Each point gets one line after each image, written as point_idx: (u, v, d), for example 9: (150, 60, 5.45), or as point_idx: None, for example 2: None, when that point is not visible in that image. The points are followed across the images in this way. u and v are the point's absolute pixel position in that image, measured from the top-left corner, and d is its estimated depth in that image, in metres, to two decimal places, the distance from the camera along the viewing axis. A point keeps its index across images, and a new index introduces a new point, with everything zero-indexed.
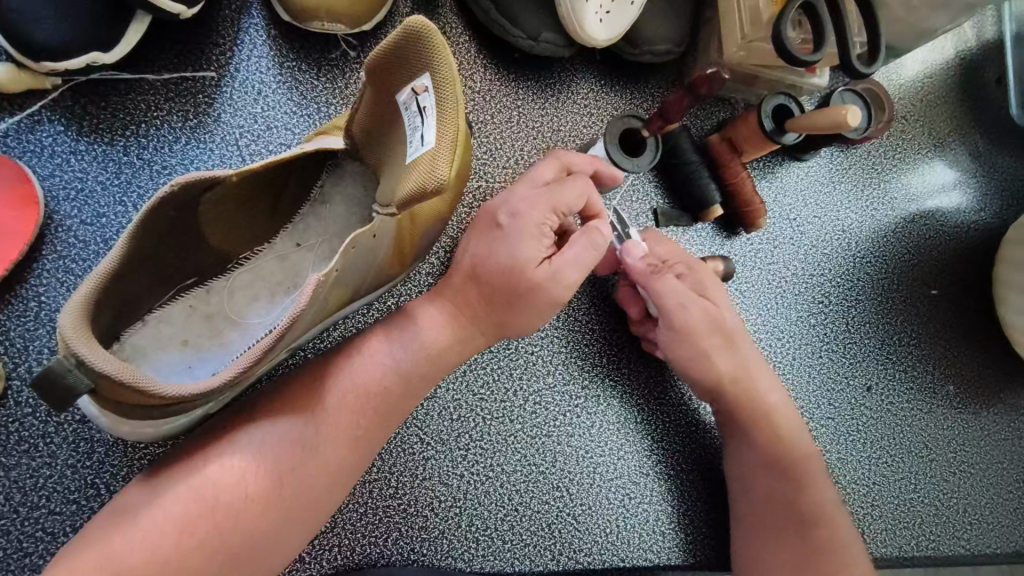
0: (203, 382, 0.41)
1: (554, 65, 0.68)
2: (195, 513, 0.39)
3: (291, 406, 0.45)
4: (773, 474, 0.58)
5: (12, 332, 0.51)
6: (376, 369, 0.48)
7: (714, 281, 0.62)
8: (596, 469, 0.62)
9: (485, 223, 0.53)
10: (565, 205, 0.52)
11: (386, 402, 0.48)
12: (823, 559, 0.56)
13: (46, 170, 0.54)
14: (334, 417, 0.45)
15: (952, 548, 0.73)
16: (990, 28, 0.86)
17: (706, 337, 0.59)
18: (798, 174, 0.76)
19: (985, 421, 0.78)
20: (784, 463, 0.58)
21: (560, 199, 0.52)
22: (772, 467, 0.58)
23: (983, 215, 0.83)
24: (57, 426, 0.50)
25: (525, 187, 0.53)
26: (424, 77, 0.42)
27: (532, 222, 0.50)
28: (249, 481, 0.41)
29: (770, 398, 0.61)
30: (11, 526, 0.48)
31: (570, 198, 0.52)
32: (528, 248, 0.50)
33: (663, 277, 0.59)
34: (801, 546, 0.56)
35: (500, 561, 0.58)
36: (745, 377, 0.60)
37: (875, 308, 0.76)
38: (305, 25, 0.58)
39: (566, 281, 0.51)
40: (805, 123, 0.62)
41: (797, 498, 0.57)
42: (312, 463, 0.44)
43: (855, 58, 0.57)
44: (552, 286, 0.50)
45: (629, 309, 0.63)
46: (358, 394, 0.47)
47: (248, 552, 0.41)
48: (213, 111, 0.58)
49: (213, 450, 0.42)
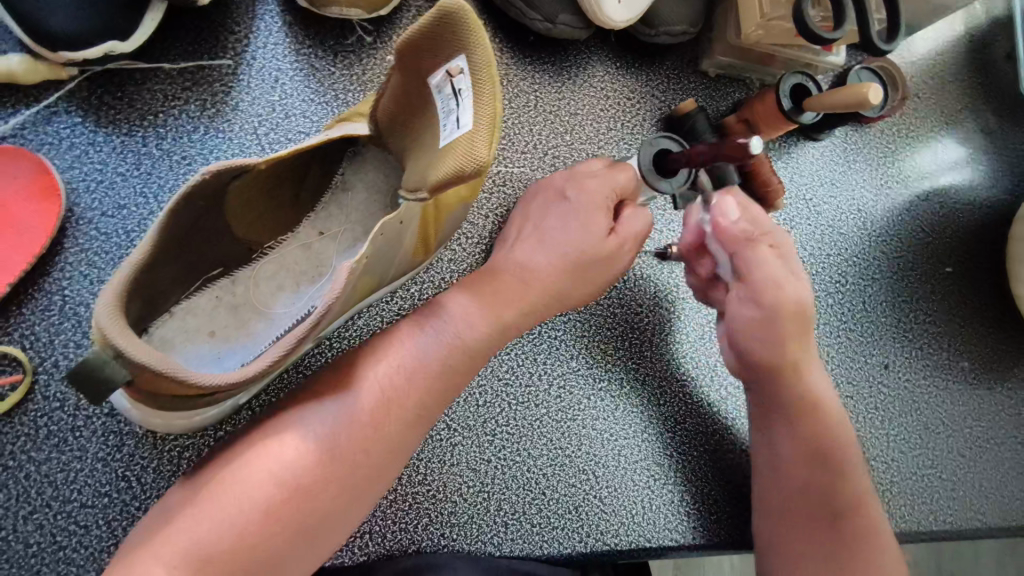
0: (237, 372, 0.41)
1: (569, 47, 0.68)
2: (260, 500, 0.38)
3: (338, 390, 0.44)
4: (805, 458, 0.58)
5: (36, 326, 0.50)
6: (415, 352, 0.47)
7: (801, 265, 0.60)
8: (621, 452, 0.63)
9: (540, 207, 0.57)
10: (622, 185, 0.57)
11: (432, 383, 0.47)
12: (852, 541, 0.55)
13: (64, 163, 0.53)
14: (382, 399, 0.44)
15: (970, 522, 0.73)
16: (999, 4, 0.86)
17: (790, 321, 0.57)
18: (813, 155, 0.76)
19: (999, 396, 0.78)
20: (814, 447, 0.58)
21: (618, 181, 0.57)
22: (807, 450, 0.58)
23: (995, 191, 0.83)
24: (85, 420, 0.50)
25: (579, 173, 0.58)
26: (459, 59, 0.42)
27: (591, 202, 0.55)
28: (301, 470, 0.40)
29: (811, 383, 0.59)
30: (43, 520, 0.48)
31: (626, 180, 0.58)
32: (596, 221, 0.54)
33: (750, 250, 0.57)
34: (831, 532, 0.56)
35: (529, 544, 0.58)
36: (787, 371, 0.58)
37: (891, 287, 0.77)
38: (321, 11, 0.58)
39: (624, 253, 0.56)
40: (825, 102, 0.62)
41: (831, 483, 0.57)
42: (365, 446, 0.42)
43: (875, 35, 0.57)
44: (619, 257, 0.55)
45: (701, 266, 0.64)
46: (399, 375, 0.46)
47: (306, 540, 0.40)
48: (230, 100, 0.57)
49: (263, 441, 0.41)
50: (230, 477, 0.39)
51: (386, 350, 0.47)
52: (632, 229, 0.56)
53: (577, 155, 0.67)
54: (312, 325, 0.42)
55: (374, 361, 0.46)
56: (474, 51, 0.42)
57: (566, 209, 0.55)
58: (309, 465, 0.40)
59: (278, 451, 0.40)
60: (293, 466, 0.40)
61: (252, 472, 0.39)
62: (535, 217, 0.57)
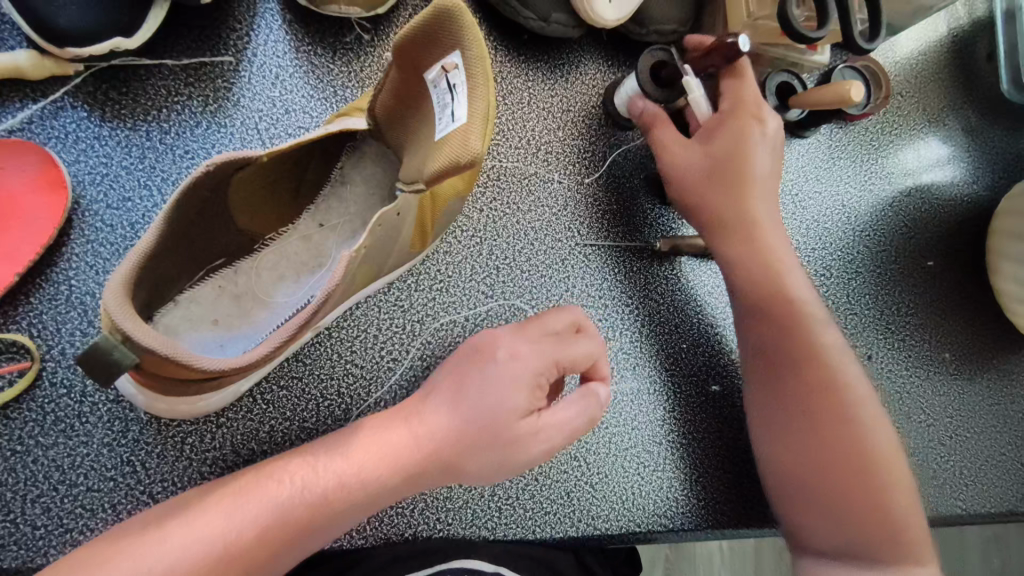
0: (240, 358, 0.43)
1: (561, 46, 0.70)
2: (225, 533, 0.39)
3: (297, 469, 0.43)
4: (780, 329, 0.60)
5: (43, 315, 0.52)
6: (384, 441, 0.45)
7: (751, 133, 0.62)
8: (612, 439, 0.64)
9: (486, 344, 0.48)
10: (571, 361, 0.49)
11: (392, 461, 0.44)
12: (840, 408, 0.58)
13: (70, 156, 0.54)
14: (338, 486, 0.42)
15: (951, 509, 0.76)
16: (981, 6, 0.89)
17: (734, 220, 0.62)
18: (799, 152, 0.78)
19: (980, 387, 0.81)
20: (782, 314, 0.60)
21: (566, 355, 0.49)
22: (779, 320, 0.60)
23: (976, 187, 0.86)
24: (91, 406, 0.52)
25: (537, 330, 0.50)
26: (454, 55, 0.44)
27: (529, 375, 0.46)
28: (264, 517, 0.40)
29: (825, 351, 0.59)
30: (50, 503, 0.50)
31: (578, 355, 0.50)
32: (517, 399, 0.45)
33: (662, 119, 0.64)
34: (816, 399, 0.58)
35: (522, 529, 0.60)
36: (749, 234, 0.61)
37: (874, 280, 0.79)
38: (321, 9, 0.59)
39: (542, 444, 0.47)
40: (808, 98, 0.65)
41: (806, 350, 0.59)
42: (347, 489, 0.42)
43: (857, 34, 0.59)
44: (527, 446, 0.46)
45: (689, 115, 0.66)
46: (358, 459, 0.44)
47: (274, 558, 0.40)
48: (232, 95, 0.59)
49: (227, 495, 0.41)
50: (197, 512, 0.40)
51: (341, 445, 0.45)
52: (557, 424, 0.47)
53: (569, 150, 0.69)
54: (317, 306, 0.44)
55: (326, 451, 0.44)
56: (468, 46, 0.43)
57: (507, 371, 0.46)
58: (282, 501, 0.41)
59: (241, 502, 0.40)
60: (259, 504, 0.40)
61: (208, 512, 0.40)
62: (469, 358, 0.48)
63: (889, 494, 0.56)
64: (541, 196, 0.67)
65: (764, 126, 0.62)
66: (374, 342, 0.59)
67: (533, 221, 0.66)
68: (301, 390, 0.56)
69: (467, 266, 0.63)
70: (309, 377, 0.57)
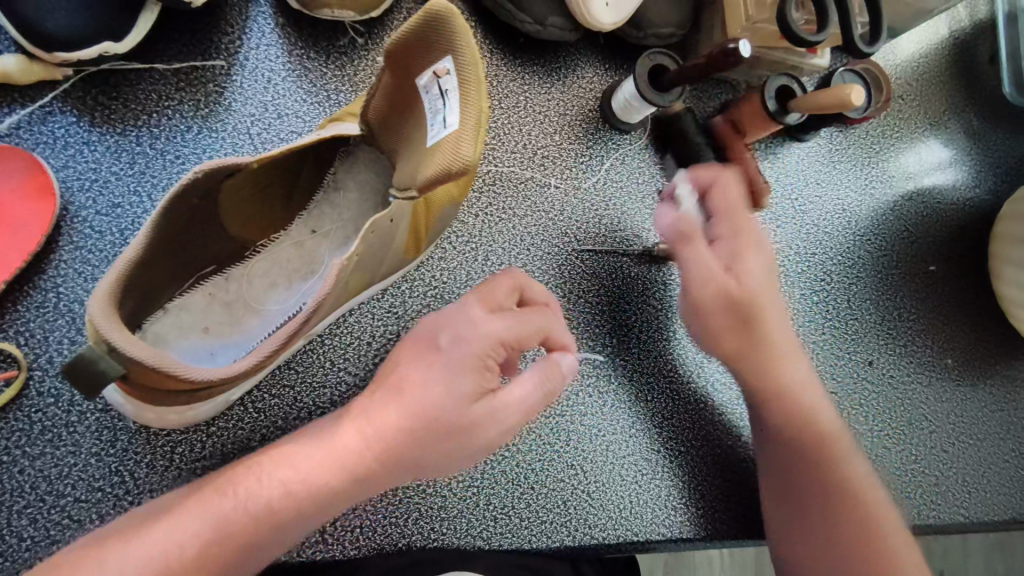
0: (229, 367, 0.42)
1: (558, 49, 0.69)
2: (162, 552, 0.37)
3: (238, 480, 0.40)
4: (788, 440, 0.59)
5: (30, 323, 0.51)
6: (330, 438, 0.42)
7: (759, 255, 0.60)
8: (609, 447, 0.64)
9: (428, 332, 0.46)
10: (517, 338, 0.46)
11: (339, 460, 0.41)
12: (855, 515, 0.55)
13: (58, 161, 0.54)
14: (283, 495, 0.39)
15: (953, 517, 0.75)
16: (982, 8, 0.88)
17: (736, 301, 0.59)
18: (799, 156, 0.78)
19: (982, 393, 0.80)
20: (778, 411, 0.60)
21: (510, 334, 0.46)
22: (789, 435, 0.59)
23: (979, 191, 0.85)
24: (79, 415, 0.51)
25: (478, 303, 0.47)
26: (446, 61, 0.43)
27: (475, 357, 0.44)
28: (205, 534, 0.38)
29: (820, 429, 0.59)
30: (37, 514, 0.49)
31: (526, 332, 0.47)
32: (465, 385, 0.43)
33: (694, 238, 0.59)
34: (828, 508, 0.56)
35: (518, 539, 0.59)
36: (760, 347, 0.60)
37: (876, 285, 0.78)
38: (314, 13, 0.58)
39: (500, 423, 0.45)
40: (808, 102, 0.64)
41: (817, 461, 0.58)
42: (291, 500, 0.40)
43: (856, 37, 0.58)
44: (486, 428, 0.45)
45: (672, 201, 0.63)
46: (303, 463, 0.41)
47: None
48: (224, 100, 0.58)
49: (164, 516, 0.39)
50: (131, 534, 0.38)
51: (285, 452, 0.42)
52: (514, 403, 0.45)
53: (566, 154, 0.68)
54: (310, 312, 0.43)
55: (271, 458, 0.42)
56: (460, 55, 0.43)
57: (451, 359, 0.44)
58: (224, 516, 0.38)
59: (178, 520, 0.38)
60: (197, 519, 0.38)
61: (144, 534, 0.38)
62: (414, 347, 0.46)
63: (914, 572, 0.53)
64: (537, 201, 0.66)
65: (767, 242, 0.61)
66: (368, 348, 0.58)
67: (529, 226, 0.65)
68: (293, 398, 0.56)
69: (462, 273, 0.62)
70: (300, 384, 0.56)
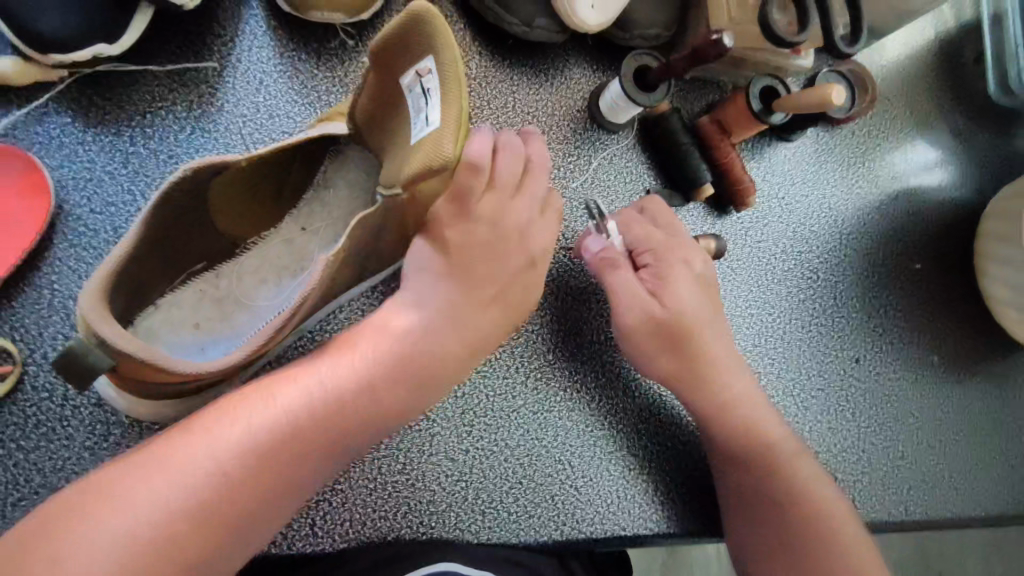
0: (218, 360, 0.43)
1: (546, 51, 0.70)
2: (169, 506, 0.38)
3: (231, 433, 0.42)
4: (744, 468, 0.62)
5: (26, 319, 0.52)
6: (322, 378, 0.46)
7: (683, 278, 0.64)
8: (597, 442, 0.64)
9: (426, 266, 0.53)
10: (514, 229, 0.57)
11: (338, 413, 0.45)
12: (816, 523, 0.60)
13: (54, 161, 0.55)
14: (282, 448, 0.42)
15: (940, 511, 0.75)
16: (968, 10, 0.89)
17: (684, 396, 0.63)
18: (786, 155, 0.79)
19: (969, 389, 0.81)
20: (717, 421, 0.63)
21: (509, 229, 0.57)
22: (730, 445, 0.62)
23: (964, 191, 0.86)
24: (73, 409, 0.52)
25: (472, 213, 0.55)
26: (427, 60, 0.44)
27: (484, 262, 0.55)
28: (195, 502, 0.39)
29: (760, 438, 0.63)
30: (32, 507, 0.50)
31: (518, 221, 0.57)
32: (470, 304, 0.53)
33: (619, 265, 0.63)
34: (789, 521, 0.59)
35: (506, 532, 0.60)
36: (709, 377, 0.63)
37: (863, 283, 0.79)
38: (304, 15, 0.60)
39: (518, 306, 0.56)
40: (792, 103, 0.66)
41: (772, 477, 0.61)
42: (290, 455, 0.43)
43: (837, 38, 0.59)
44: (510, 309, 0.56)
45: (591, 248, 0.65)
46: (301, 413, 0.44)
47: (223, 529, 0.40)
48: (216, 101, 0.59)
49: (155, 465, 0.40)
50: (110, 504, 0.37)
51: (277, 403, 0.44)
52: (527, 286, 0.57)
53: (554, 154, 0.69)
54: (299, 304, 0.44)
55: (260, 410, 0.43)
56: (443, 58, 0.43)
57: (449, 314, 0.52)
58: (212, 484, 0.39)
59: (160, 484, 0.38)
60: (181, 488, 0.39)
61: (124, 503, 0.37)
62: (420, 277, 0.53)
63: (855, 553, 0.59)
64: None
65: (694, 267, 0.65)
66: None
67: None
68: None
69: None
70: None
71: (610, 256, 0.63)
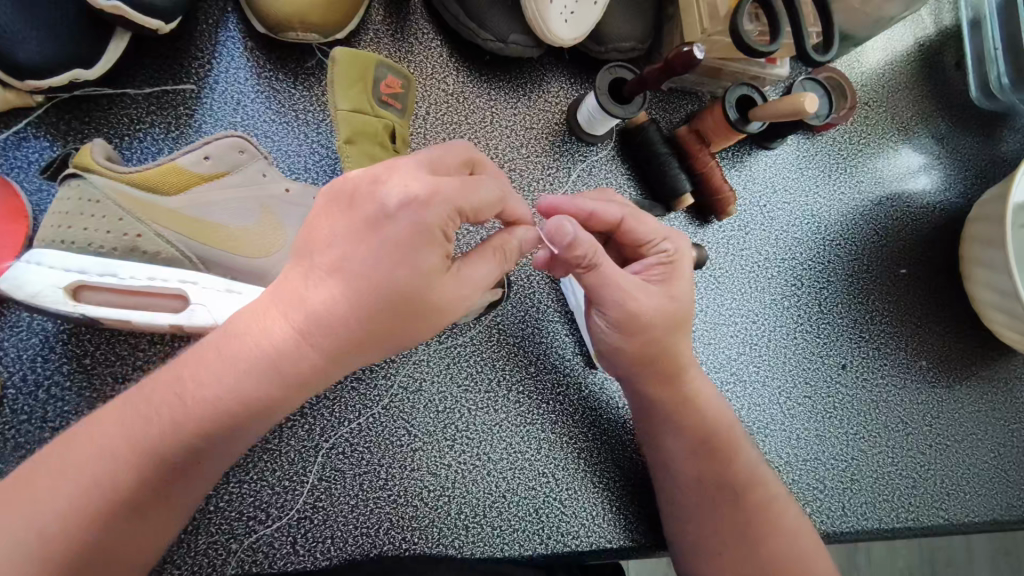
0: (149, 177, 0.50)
1: (524, 65, 0.71)
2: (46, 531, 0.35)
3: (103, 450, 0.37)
4: (705, 453, 0.58)
5: (5, 342, 0.52)
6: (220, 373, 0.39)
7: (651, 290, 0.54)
8: (580, 454, 0.64)
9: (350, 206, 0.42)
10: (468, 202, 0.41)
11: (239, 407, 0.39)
12: (761, 513, 0.57)
13: (33, 185, 0.55)
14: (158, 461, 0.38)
15: (932, 518, 0.75)
16: (947, 14, 0.89)
17: (650, 367, 0.57)
18: (767, 163, 0.79)
19: (959, 393, 0.80)
20: (671, 406, 0.58)
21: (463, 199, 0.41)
22: (688, 430, 0.58)
23: (948, 196, 0.86)
24: (51, 432, 0.52)
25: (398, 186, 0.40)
26: None
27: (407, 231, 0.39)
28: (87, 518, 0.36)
29: (721, 428, 0.59)
30: None
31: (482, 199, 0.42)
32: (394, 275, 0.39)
33: (600, 265, 0.50)
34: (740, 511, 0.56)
35: (489, 547, 0.59)
36: (669, 376, 0.58)
37: (847, 289, 0.79)
38: (280, 36, 0.60)
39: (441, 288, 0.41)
40: (767, 112, 0.66)
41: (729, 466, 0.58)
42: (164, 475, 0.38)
43: (809, 47, 0.59)
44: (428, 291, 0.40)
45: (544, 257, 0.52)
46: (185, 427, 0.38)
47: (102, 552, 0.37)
48: (194, 122, 0.60)
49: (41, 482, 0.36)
50: (17, 505, 0.35)
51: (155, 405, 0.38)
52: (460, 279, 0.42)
53: (532, 168, 0.69)
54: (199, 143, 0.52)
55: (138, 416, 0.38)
56: (408, 136, 0.63)
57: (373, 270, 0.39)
58: (128, 483, 0.37)
59: (68, 482, 0.36)
60: (81, 488, 0.36)
61: (29, 503, 0.35)
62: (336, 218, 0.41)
63: (789, 542, 0.56)
64: None
65: (657, 276, 0.56)
66: None
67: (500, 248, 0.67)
68: None
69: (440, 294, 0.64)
70: None
71: (588, 255, 0.49)
